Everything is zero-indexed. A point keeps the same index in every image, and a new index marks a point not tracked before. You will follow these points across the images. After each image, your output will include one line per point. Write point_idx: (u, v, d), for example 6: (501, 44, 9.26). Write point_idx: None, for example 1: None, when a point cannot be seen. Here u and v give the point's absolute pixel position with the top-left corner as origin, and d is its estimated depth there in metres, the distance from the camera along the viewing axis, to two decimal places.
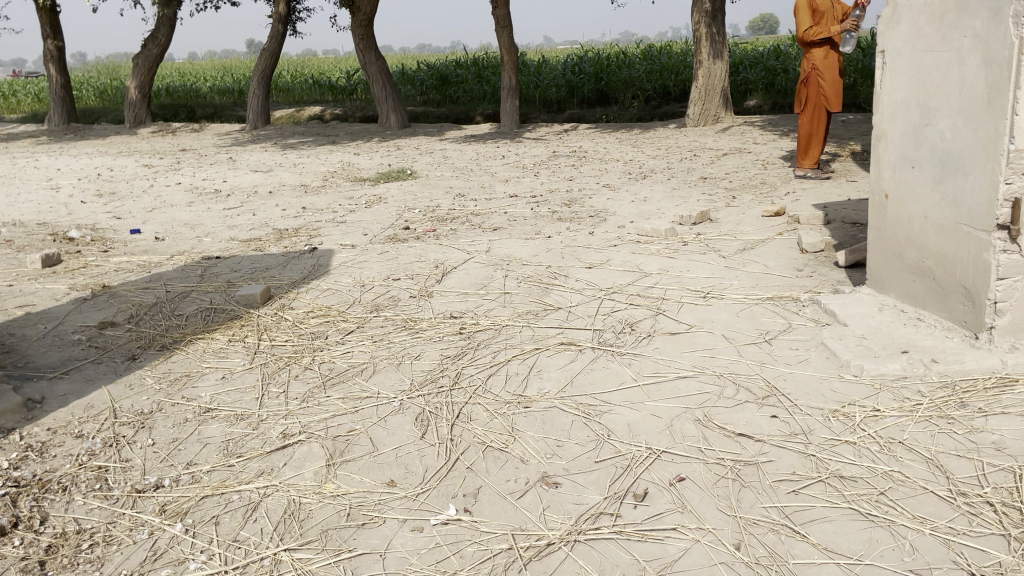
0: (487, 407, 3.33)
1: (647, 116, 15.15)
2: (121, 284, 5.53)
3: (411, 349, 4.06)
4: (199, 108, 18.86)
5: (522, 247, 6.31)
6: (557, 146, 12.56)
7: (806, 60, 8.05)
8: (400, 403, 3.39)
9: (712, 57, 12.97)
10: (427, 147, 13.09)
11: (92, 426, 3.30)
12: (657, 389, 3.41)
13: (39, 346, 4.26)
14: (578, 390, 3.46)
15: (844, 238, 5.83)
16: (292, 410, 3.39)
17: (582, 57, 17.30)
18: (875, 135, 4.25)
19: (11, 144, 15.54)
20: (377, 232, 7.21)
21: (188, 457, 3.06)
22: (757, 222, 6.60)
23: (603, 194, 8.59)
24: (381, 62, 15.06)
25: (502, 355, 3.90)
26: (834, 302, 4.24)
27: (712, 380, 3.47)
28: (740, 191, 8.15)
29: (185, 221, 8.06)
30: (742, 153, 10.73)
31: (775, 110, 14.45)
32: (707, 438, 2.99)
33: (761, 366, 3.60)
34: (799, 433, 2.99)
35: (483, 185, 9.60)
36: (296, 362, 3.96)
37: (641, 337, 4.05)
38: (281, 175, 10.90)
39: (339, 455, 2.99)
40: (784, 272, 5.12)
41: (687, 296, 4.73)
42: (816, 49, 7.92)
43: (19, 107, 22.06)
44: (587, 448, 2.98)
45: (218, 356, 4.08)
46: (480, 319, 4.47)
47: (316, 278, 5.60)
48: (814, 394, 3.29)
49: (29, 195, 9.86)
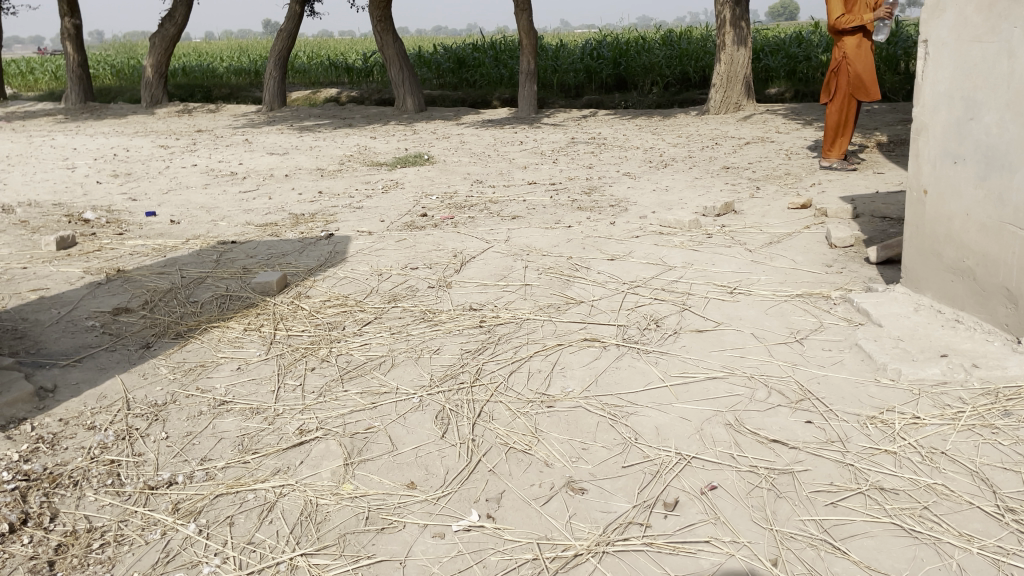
0: (509, 405, 3.22)
1: (666, 103, 14.94)
2: (136, 268, 5.46)
3: (430, 343, 3.96)
4: (216, 88, 18.78)
5: (542, 236, 6.18)
6: (575, 133, 12.40)
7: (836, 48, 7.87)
8: (419, 399, 3.29)
9: (735, 43, 12.70)
10: (444, 131, 12.97)
11: (105, 418, 3.22)
12: (685, 390, 3.29)
13: (52, 332, 4.18)
14: (603, 389, 3.34)
15: (874, 233, 5.67)
16: (309, 404, 3.30)
17: (601, 41, 17.08)
18: (914, 127, 4.07)
19: (28, 122, 15.51)
20: (395, 219, 7.10)
21: (202, 452, 2.97)
22: (782, 214, 6.44)
23: (624, 182, 8.44)
24: (399, 44, 14.90)
25: (524, 350, 3.79)
26: (867, 301, 4.10)
27: (743, 382, 3.35)
28: (764, 182, 7.98)
29: (201, 204, 7.98)
30: (764, 142, 10.54)
31: (797, 98, 14.21)
32: (739, 444, 2.87)
33: (793, 368, 3.47)
34: (836, 441, 2.87)
35: (502, 171, 9.46)
36: (313, 354, 3.86)
37: (667, 335, 3.93)
38: (297, 158, 10.80)
39: (357, 454, 2.90)
40: (813, 268, 4.98)
41: (713, 291, 4.60)
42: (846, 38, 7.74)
43: (37, 85, 22.08)
44: (614, 451, 2.87)
45: (233, 346, 3.99)
46: (501, 312, 4.36)
47: (333, 265, 5.51)
48: (850, 400, 3.16)
49: (45, 174, 9.81)
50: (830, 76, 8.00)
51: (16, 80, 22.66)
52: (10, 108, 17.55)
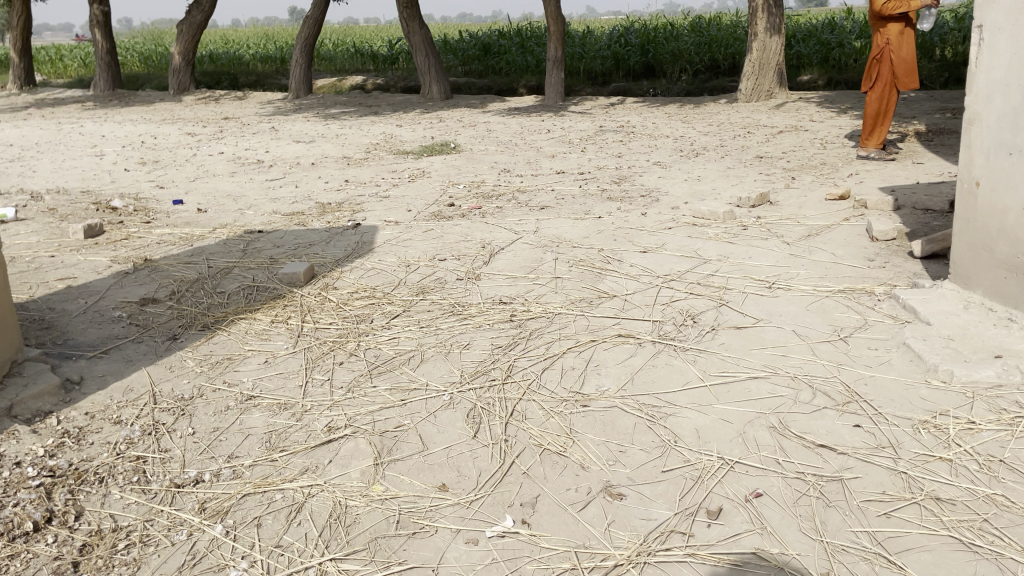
0: (542, 404, 3.12)
1: (696, 90, 14.70)
2: (163, 257, 5.42)
3: (460, 337, 3.87)
4: (242, 76, 18.80)
5: (572, 227, 6.07)
6: (603, 121, 12.23)
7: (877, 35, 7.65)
8: (450, 397, 3.20)
9: (768, 30, 12.41)
10: (470, 120, 12.86)
11: (132, 412, 3.17)
12: (726, 391, 3.17)
13: (79, 322, 4.14)
14: (640, 388, 3.23)
15: (916, 225, 5.47)
16: (337, 400, 3.22)
17: (629, 28, 16.84)
18: (966, 117, 3.89)
19: (58, 109, 15.61)
20: (422, 209, 7.01)
21: (229, 449, 2.90)
22: (820, 206, 6.26)
23: (654, 172, 8.28)
24: (425, 31, 14.78)
25: (556, 346, 3.68)
26: (914, 298, 3.94)
27: (786, 382, 3.22)
28: (799, 172, 7.79)
29: (227, 193, 7.95)
30: (798, 131, 10.30)
31: (830, 86, 13.90)
32: (784, 448, 2.76)
33: (838, 368, 3.34)
34: (887, 446, 2.74)
35: (529, 160, 9.33)
36: (341, 348, 3.78)
37: (705, 331, 3.80)
38: (323, 146, 10.74)
39: (386, 453, 2.81)
40: (855, 263, 4.81)
41: (751, 286, 4.45)
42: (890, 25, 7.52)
43: (66, 73, 22.27)
44: (652, 455, 2.76)
45: (260, 338, 3.93)
46: (532, 306, 4.25)
47: (360, 256, 5.43)
48: (900, 403, 3.02)
49: (74, 162, 9.84)
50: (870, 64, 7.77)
51: (46, 67, 22.85)
52: (41, 94, 17.69)
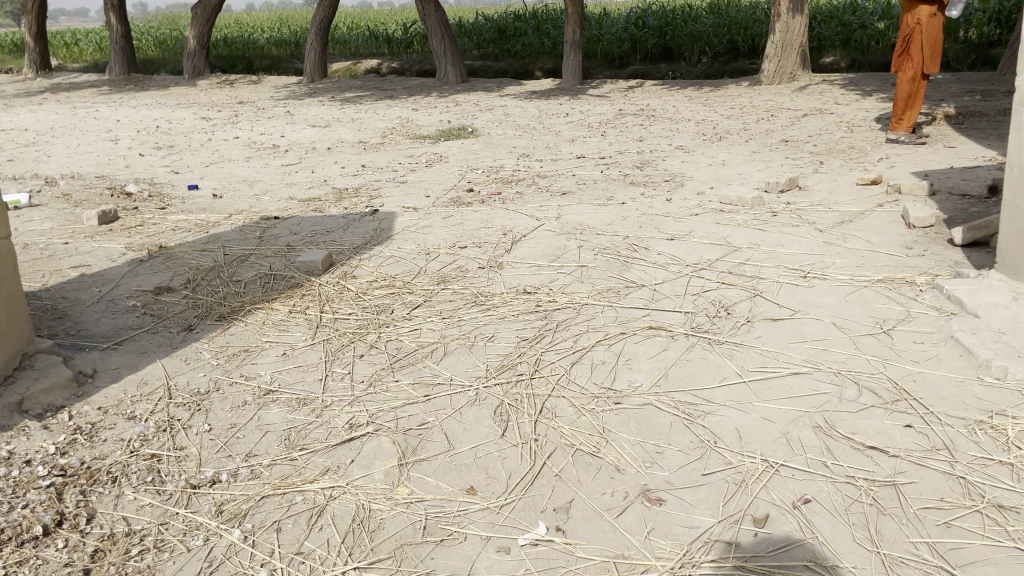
0: (573, 401, 2.98)
1: (715, 73, 14.41)
2: (178, 244, 5.30)
3: (484, 329, 3.73)
4: (257, 59, 18.66)
5: (595, 213, 5.90)
6: (623, 104, 12.00)
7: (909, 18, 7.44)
8: (476, 393, 3.06)
9: (791, 11, 12.11)
10: (487, 103, 12.67)
11: (146, 406, 3.05)
12: (766, 388, 3.02)
13: (92, 312, 4.03)
14: (675, 384, 3.08)
15: (954, 212, 5.27)
16: (358, 395, 3.09)
17: (647, 9, 16.54)
18: (1017, 98, 3.70)
19: (73, 94, 15.54)
20: (440, 194, 6.86)
21: (247, 446, 2.78)
22: (852, 191, 6.06)
23: (677, 156, 8.08)
24: (440, 14, 14.55)
25: (585, 339, 3.53)
26: (960, 289, 3.76)
27: (829, 379, 3.06)
28: (827, 156, 7.56)
29: (243, 178, 7.83)
30: (823, 114, 10.05)
31: (854, 68, 13.58)
32: (832, 450, 2.61)
33: (884, 364, 3.17)
34: (941, 449, 2.59)
35: (548, 145, 9.15)
36: (361, 339, 3.65)
37: (740, 324, 3.64)
38: (339, 130, 10.59)
39: (411, 453, 2.68)
40: (893, 251, 4.62)
41: (785, 275, 4.28)
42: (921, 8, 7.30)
43: (82, 57, 22.21)
44: (692, 456, 2.62)
45: (277, 329, 3.80)
46: (558, 296, 4.10)
47: (379, 243, 5.29)
48: (952, 402, 2.86)
49: (89, 147, 9.75)
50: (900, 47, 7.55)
51: (61, 51, 22.79)
52: (56, 79, 17.63)
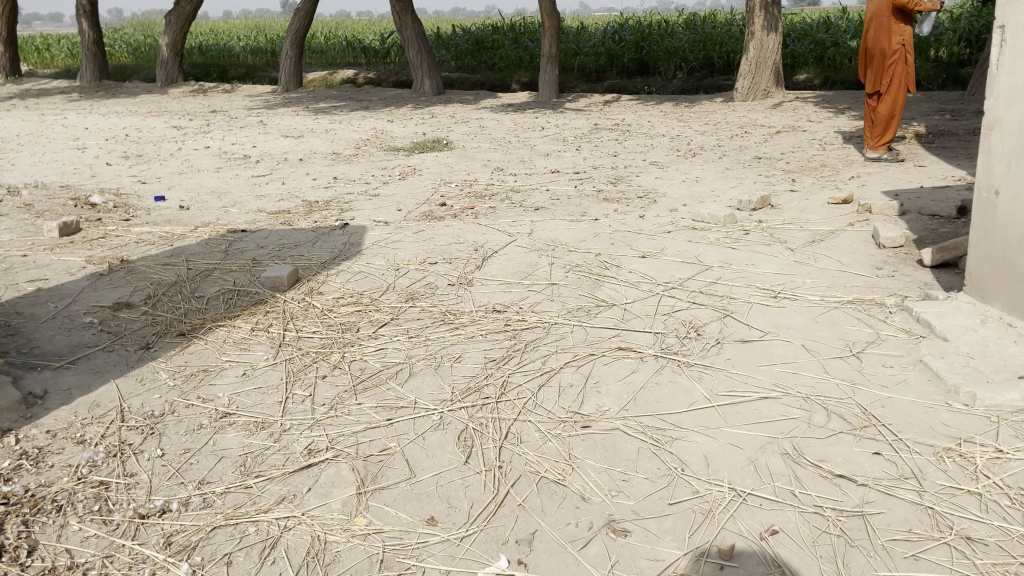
0: (539, 426, 2.91)
1: (691, 88, 14.49)
2: (141, 257, 5.17)
3: (450, 349, 3.66)
4: (231, 68, 18.49)
5: (567, 230, 5.85)
6: (599, 119, 12.02)
7: (880, 36, 7.50)
8: (440, 416, 2.99)
9: (766, 28, 12.20)
10: (463, 115, 12.63)
11: (97, 430, 2.94)
12: (735, 413, 2.98)
13: (47, 329, 3.91)
14: (643, 409, 3.03)
15: (924, 232, 5.29)
16: (319, 419, 3.01)
17: (624, 24, 16.62)
18: (985, 122, 3.70)
19: (42, 100, 15.28)
20: (412, 208, 6.79)
21: (201, 473, 2.68)
22: (823, 210, 6.08)
23: (651, 172, 8.08)
24: (417, 25, 14.51)
25: (553, 360, 3.47)
26: (929, 311, 3.75)
27: (799, 404, 3.03)
28: (800, 174, 7.60)
29: (211, 189, 7.70)
30: (796, 131, 10.12)
31: (827, 85, 13.69)
32: (800, 479, 2.58)
33: (853, 388, 3.14)
34: (910, 477, 2.56)
35: (523, 159, 9.11)
36: (325, 360, 3.57)
37: (710, 346, 3.60)
38: (312, 141, 10.48)
39: (371, 481, 2.59)
40: (863, 271, 4.63)
41: (756, 295, 4.26)
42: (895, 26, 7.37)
43: (53, 62, 21.91)
44: (659, 485, 2.57)
45: (239, 348, 3.70)
46: (527, 315, 4.05)
47: (348, 258, 5.21)
48: (921, 428, 2.84)
49: (55, 155, 9.56)
50: (874, 66, 7.60)
51: (32, 56, 22.43)
52: (25, 85, 17.34)
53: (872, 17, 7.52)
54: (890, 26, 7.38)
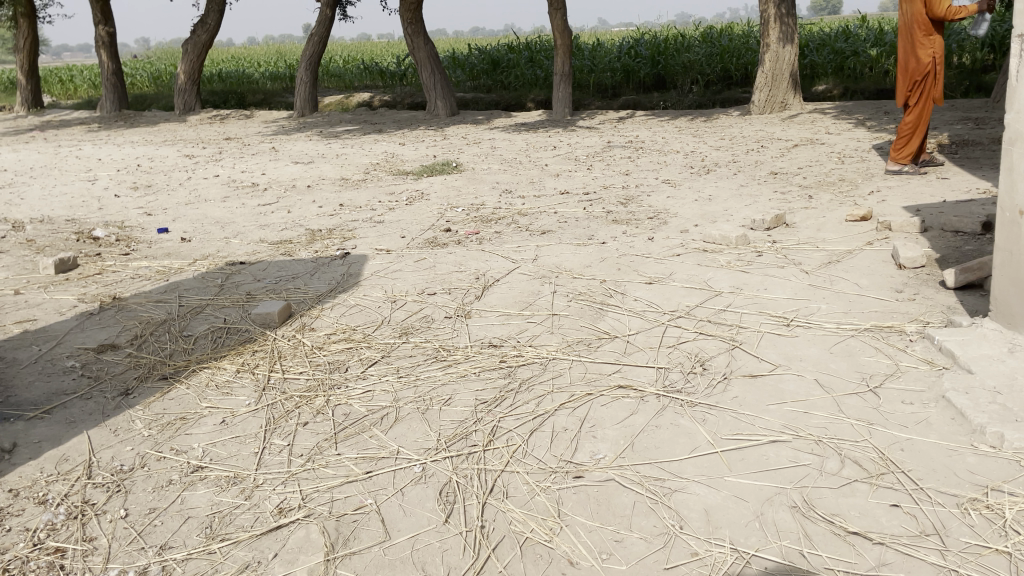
0: (527, 478, 2.70)
1: (708, 102, 14.26)
2: (134, 294, 5.05)
3: (441, 390, 3.46)
4: (249, 94, 18.55)
5: (573, 254, 5.65)
6: (612, 136, 11.82)
7: (909, 49, 7.29)
8: (422, 468, 2.79)
9: (781, 40, 11.99)
10: (476, 136, 12.51)
11: (61, 489, 2.78)
12: (741, 459, 2.74)
13: (26, 375, 3.78)
14: (640, 455, 2.80)
15: (947, 250, 5.04)
16: (294, 473, 2.82)
17: (639, 39, 16.45)
18: (1006, 137, 3.47)
19: (60, 131, 15.40)
20: (416, 234, 6.64)
21: (163, 536, 2.51)
22: (840, 228, 5.83)
23: (663, 191, 7.86)
24: (430, 47, 14.46)
25: (548, 401, 3.25)
26: (952, 340, 3.51)
27: (810, 449, 2.79)
28: (817, 190, 7.34)
29: (216, 219, 7.61)
30: (815, 144, 9.86)
31: (847, 96, 13.35)
32: (810, 536, 2.35)
33: (870, 430, 2.90)
34: (931, 534, 2.34)
35: (533, 180, 8.95)
36: (308, 404, 3.39)
37: (716, 381, 3.37)
38: (322, 167, 10.39)
39: (342, 545, 2.41)
40: (881, 295, 4.38)
41: (768, 323, 4.03)
42: (920, 38, 7.14)
43: (76, 93, 22.21)
44: (654, 545, 2.36)
45: (220, 393, 3.54)
46: (524, 350, 3.84)
47: (345, 290, 5.05)
48: (944, 476, 2.60)
49: (66, 187, 9.54)
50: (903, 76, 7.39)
51: (56, 87, 22.72)
52: (46, 117, 17.52)
53: (905, 27, 7.28)
54: (917, 40, 7.14)
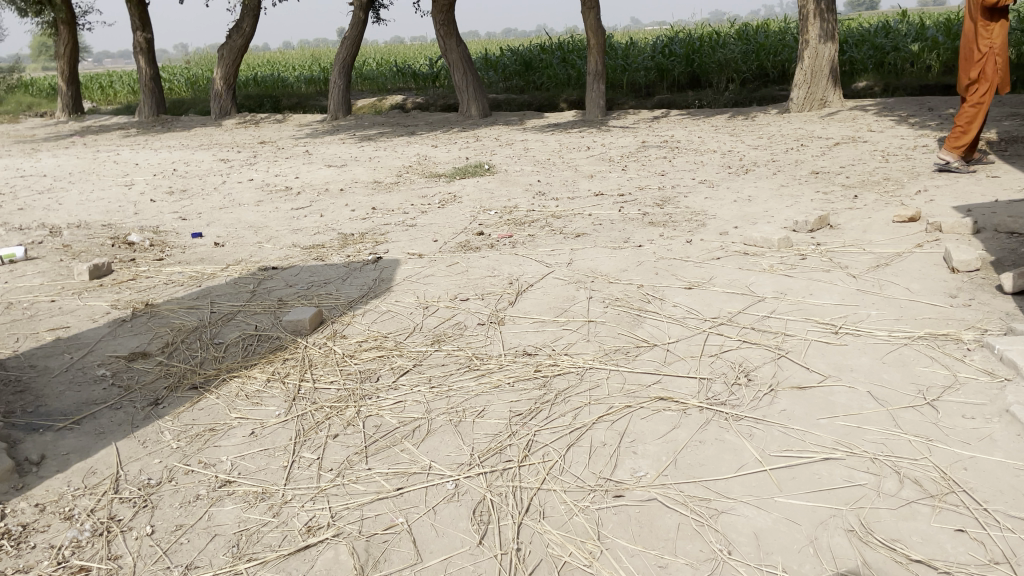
0: (565, 497, 2.58)
1: (744, 100, 13.99)
2: (166, 301, 5.02)
3: (474, 401, 3.35)
4: (283, 97, 18.65)
5: (609, 258, 5.50)
6: (647, 136, 11.63)
7: (971, 38, 7.09)
8: (455, 485, 2.69)
9: (821, 37, 11.71)
10: (508, 138, 12.40)
11: (87, 503, 2.73)
12: (791, 479, 2.59)
13: (57, 384, 3.74)
14: (684, 473, 2.66)
15: (1003, 252, 4.82)
16: (323, 488, 2.74)
17: (674, 38, 16.22)
18: None
19: (100, 137, 15.62)
20: (449, 238, 6.54)
21: (189, 555, 2.44)
22: (887, 229, 5.62)
23: (701, 192, 7.68)
24: (462, 49, 14.36)
25: (585, 414, 3.12)
26: (1013, 349, 3.32)
27: (866, 467, 2.63)
28: (861, 190, 7.11)
29: (249, 223, 7.60)
30: (857, 142, 9.59)
31: (888, 93, 12.98)
32: (868, 563, 2.20)
33: (929, 446, 2.73)
34: (1002, 562, 2.17)
35: (567, 181, 8.81)
36: (338, 415, 3.30)
37: (762, 393, 3.21)
38: (354, 170, 10.35)
39: (372, 567, 2.32)
40: (934, 300, 4.18)
41: (815, 331, 3.86)
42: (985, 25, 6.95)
43: (115, 99, 22.58)
44: (701, 571, 2.22)
45: (250, 403, 3.46)
46: (559, 358, 3.72)
47: (376, 295, 4.97)
48: (1013, 498, 2.43)
49: (103, 193, 9.62)
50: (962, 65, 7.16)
51: (96, 94, 23.10)
52: (86, 122, 17.79)
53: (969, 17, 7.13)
54: (980, 27, 6.96)
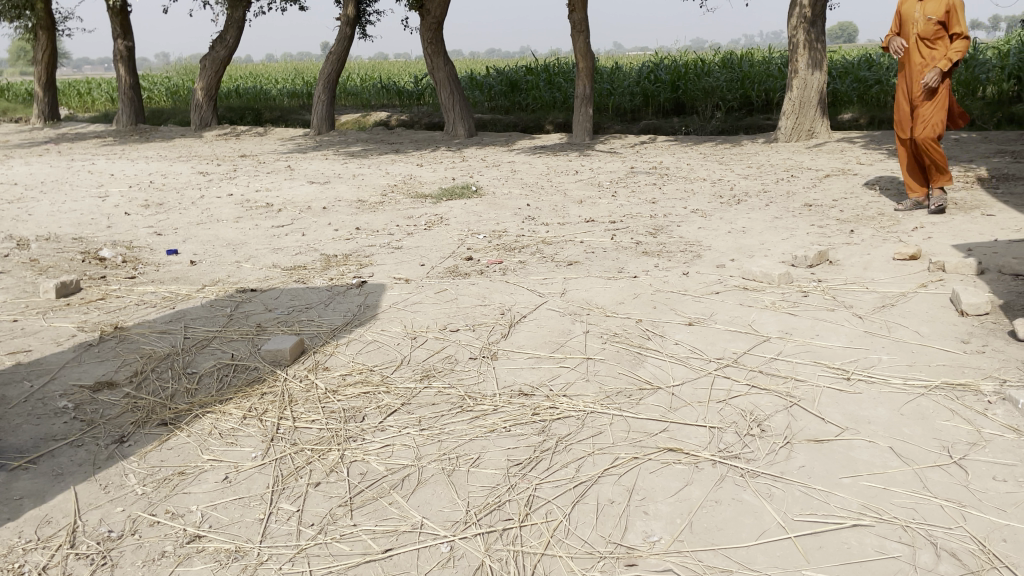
0: (571, 565, 2.36)
1: (731, 128, 13.93)
2: (137, 324, 4.73)
3: (468, 447, 3.10)
4: (265, 110, 18.36)
5: (604, 289, 5.29)
6: (635, 162, 11.49)
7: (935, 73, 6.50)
8: (450, 548, 2.46)
9: (809, 67, 11.68)
10: (495, 159, 12.22)
11: (39, 560, 2.46)
12: (819, 549, 2.39)
13: (14, 416, 3.45)
14: (701, 539, 2.44)
15: (1010, 295, 4.68)
16: (303, 547, 2.48)
17: (660, 63, 16.18)
18: None
19: (75, 145, 15.22)
20: (436, 262, 6.30)
21: None
22: (889, 267, 5.47)
23: (694, 221, 7.52)
24: (449, 68, 14.20)
25: (590, 466, 2.89)
26: None
27: (897, 536, 2.43)
28: (857, 223, 6.98)
29: (228, 241, 7.32)
30: (847, 174, 9.51)
31: (874, 125, 12.99)
32: None
33: (963, 513, 2.54)
34: None
35: (556, 206, 8.61)
36: (321, 460, 3.04)
37: (778, 446, 3.00)
38: (338, 187, 10.10)
39: None
40: (946, 345, 4.02)
41: (826, 377, 3.67)
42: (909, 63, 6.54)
43: (94, 106, 22.18)
44: None
45: (224, 443, 3.19)
46: (559, 401, 3.48)
47: (361, 323, 4.72)
48: None
49: (75, 204, 9.26)
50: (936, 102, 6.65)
51: (74, 100, 22.68)
52: (62, 129, 17.37)
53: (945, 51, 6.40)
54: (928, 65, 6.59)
